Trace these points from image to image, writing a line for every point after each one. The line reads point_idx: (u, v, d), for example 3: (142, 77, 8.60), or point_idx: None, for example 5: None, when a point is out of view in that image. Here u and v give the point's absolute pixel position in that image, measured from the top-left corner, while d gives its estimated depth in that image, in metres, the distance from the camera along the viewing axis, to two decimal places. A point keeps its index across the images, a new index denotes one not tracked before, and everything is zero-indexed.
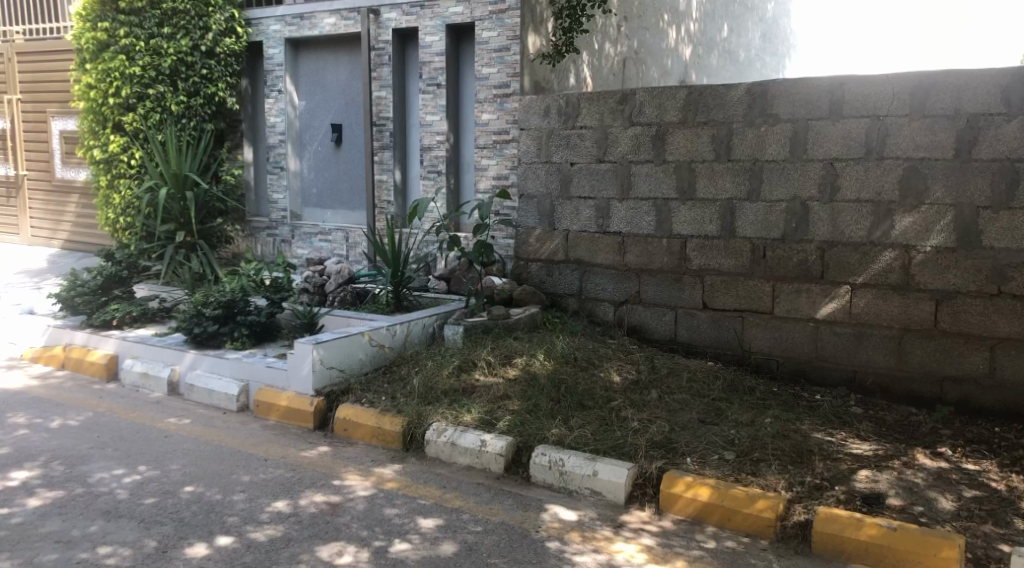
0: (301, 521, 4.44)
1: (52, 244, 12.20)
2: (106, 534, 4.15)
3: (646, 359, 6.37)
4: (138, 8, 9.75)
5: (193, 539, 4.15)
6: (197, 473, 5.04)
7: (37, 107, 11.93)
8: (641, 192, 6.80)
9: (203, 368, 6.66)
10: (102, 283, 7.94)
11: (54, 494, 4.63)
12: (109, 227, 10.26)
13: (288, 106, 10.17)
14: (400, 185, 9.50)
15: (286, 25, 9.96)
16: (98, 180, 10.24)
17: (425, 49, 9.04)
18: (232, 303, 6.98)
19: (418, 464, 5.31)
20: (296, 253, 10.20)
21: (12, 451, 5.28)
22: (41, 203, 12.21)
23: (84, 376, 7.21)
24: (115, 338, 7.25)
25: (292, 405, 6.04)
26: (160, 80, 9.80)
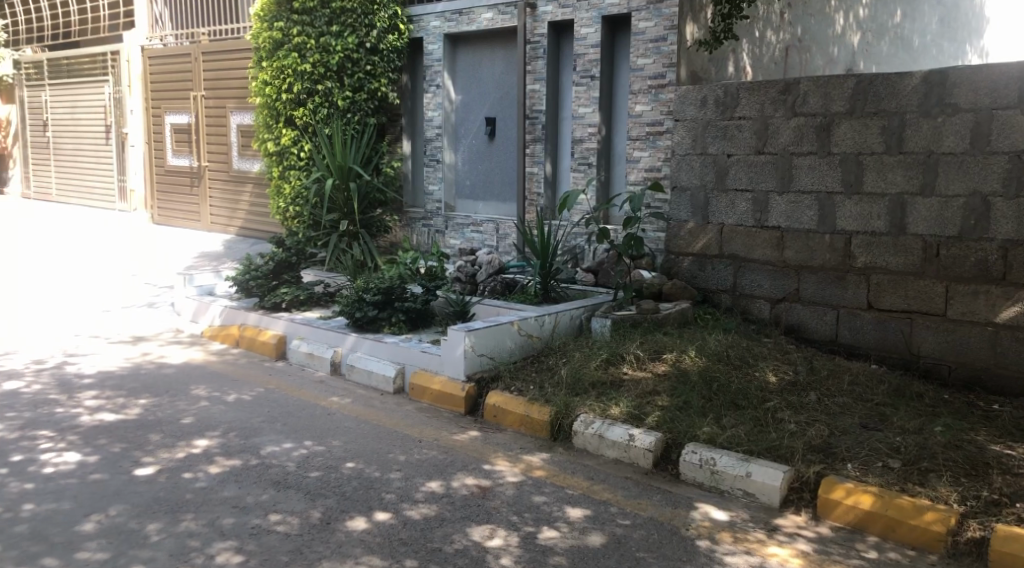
0: (453, 502, 4.57)
1: (228, 230, 13.05)
2: (276, 503, 4.42)
3: (804, 360, 6.14)
4: (310, 8, 10.28)
5: (353, 513, 4.36)
6: (357, 450, 5.28)
7: (218, 102, 12.80)
8: (803, 185, 6.56)
9: (363, 350, 6.97)
10: (273, 268, 8.45)
11: (231, 462, 4.98)
12: (279, 216, 10.86)
13: (445, 100, 10.44)
14: (550, 176, 9.56)
15: (445, 21, 10.24)
16: (271, 172, 10.86)
17: (580, 41, 9.04)
18: (391, 290, 7.26)
19: (566, 454, 5.35)
20: (449, 243, 10.47)
21: (195, 420, 5.72)
22: (220, 192, 13.09)
23: (256, 354, 7.69)
24: (284, 320, 7.72)
25: (444, 389, 6.22)
26: (328, 76, 10.27)
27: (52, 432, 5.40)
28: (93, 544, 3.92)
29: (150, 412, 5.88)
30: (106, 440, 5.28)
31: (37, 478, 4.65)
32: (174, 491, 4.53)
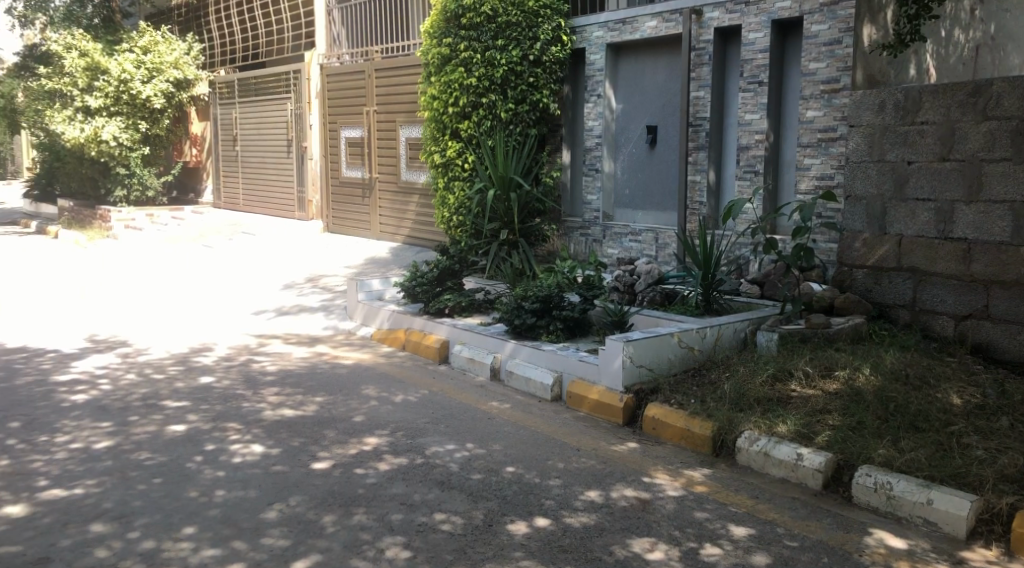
0: (614, 513, 4.54)
1: (396, 238, 13.57)
2: (441, 503, 4.55)
3: (993, 383, 5.70)
4: (477, 23, 10.54)
5: (515, 517, 4.42)
6: (517, 455, 5.36)
7: (388, 117, 13.37)
8: (994, 194, 6.10)
9: (522, 357, 7.07)
10: (437, 275, 8.71)
11: (398, 460, 5.17)
12: (443, 225, 11.20)
13: (606, 109, 10.44)
14: (713, 185, 9.35)
15: (608, 31, 10.24)
16: (437, 183, 11.22)
17: (748, 46, 8.81)
18: (549, 298, 7.32)
19: (729, 471, 5.21)
20: (608, 253, 10.45)
21: (365, 419, 5.98)
22: (388, 202, 13.64)
23: (420, 357, 7.96)
24: (446, 325, 7.96)
25: (602, 399, 6.20)
26: (492, 90, 10.50)
27: (239, 424, 5.79)
28: (276, 531, 4.17)
29: (325, 409, 6.20)
30: (286, 434, 5.62)
31: (227, 466, 5.01)
32: (347, 486, 4.76)
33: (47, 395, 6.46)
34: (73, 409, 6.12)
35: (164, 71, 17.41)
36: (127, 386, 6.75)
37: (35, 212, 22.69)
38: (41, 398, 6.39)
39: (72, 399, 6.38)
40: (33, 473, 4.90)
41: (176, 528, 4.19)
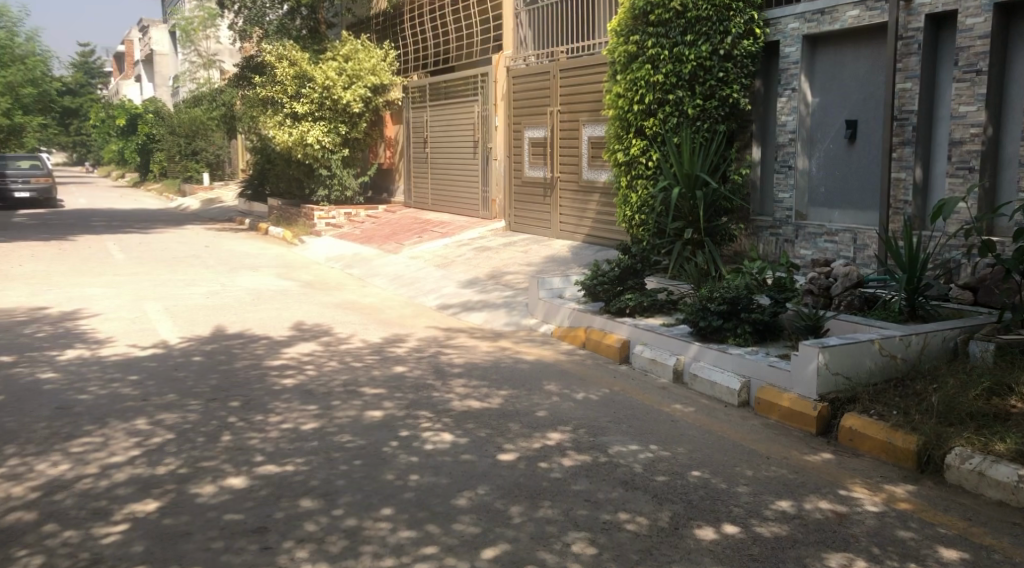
0: (807, 524, 4.34)
1: (576, 237, 13.60)
2: (626, 502, 4.52)
3: None
4: (665, 19, 10.36)
5: (702, 522, 4.32)
6: (703, 459, 5.23)
7: (573, 116, 13.46)
8: None
9: (707, 360, 6.89)
10: (619, 273, 8.66)
11: (582, 457, 5.18)
12: (626, 224, 11.13)
13: (801, 104, 10.00)
14: (921, 183, 8.73)
15: (805, 22, 9.80)
16: (620, 181, 11.17)
17: (965, 33, 8.17)
18: (736, 300, 7.09)
19: (936, 489, 4.85)
20: (800, 254, 10.03)
21: (548, 414, 6.04)
22: (569, 201, 13.70)
23: (601, 356, 7.94)
24: (628, 324, 7.90)
25: (794, 407, 5.93)
26: (679, 86, 10.31)
27: (430, 413, 6.02)
28: (466, 518, 4.30)
29: (509, 402, 6.33)
30: (474, 424, 5.77)
31: (419, 453, 5.22)
32: (533, 478, 4.83)
33: (261, 378, 7.00)
34: (283, 392, 6.58)
35: (363, 77, 18.36)
36: (328, 372, 7.19)
37: (247, 210, 24.63)
38: (255, 380, 6.92)
39: (282, 382, 6.87)
40: (250, 449, 5.32)
41: (375, 508, 4.42)
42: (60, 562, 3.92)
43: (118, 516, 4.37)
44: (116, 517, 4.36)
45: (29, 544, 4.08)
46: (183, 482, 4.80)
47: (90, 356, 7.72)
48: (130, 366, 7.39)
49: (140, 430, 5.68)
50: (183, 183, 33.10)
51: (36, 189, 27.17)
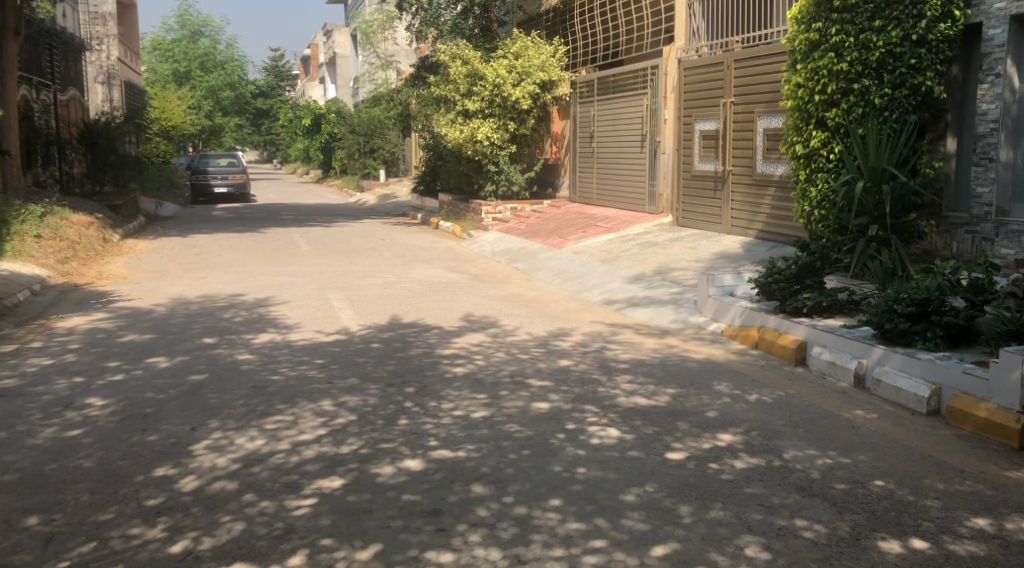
0: (1007, 545, 4.02)
1: (748, 233, 13.18)
2: (802, 509, 4.35)
3: None
4: (852, 5, 9.80)
5: (887, 535, 4.09)
6: (888, 469, 4.95)
7: (747, 108, 13.06)
8: None
9: (893, 365, 6.50)
10: (796, 272, 8.34)
11: (755, 460, 5.03)
12: (803, 219, 10.70)
13: (1006, 90, 9.21)
14: None
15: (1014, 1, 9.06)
16: (798, 174, 10.75)
17: None
18: (927, 301, 6.67)
19: None
20: (1000, 253, 9.34)
21: (719, 415, 5.90)
22: (742, 196, 13.31)
23: (775, 357, 7.67)
24: (805, 325, 7.58)
25: (993, 419, 5.49)
26: (867, 74, 9.75)
27: (597, 407, 6.03)
28: (635, 514, 4.27)
29: (678, 400, 6.24)
30: (641, 421, 5.73)
31: (587, 446, 5.24)
32: (703, 479, 4.74)
33: (433, 366, 7.25)
34: (455, 380, 6.79)
35: (532, 73, 18.52)
36: (497, 363, 7.34)
37: (419, 205, 25.55)
38: (428, 368, 7.18)
39: (453, 371, 7.08)
40: (425, 433, 5.52)
41: (545, 498, 4.47)
42: (258, 529, 4.22)
43: (307, 490, 4.66)
44: (305, 491, 4.65)
45: (231, 511, 4.42)
46: (365, 462, 5.05)
47: (280, 340, 8.26)
48: (315, 350, 7.85)
49: (325, 411, 6.03)
50: (362, 179, 34.74)
51: (233, 185, 29.30)
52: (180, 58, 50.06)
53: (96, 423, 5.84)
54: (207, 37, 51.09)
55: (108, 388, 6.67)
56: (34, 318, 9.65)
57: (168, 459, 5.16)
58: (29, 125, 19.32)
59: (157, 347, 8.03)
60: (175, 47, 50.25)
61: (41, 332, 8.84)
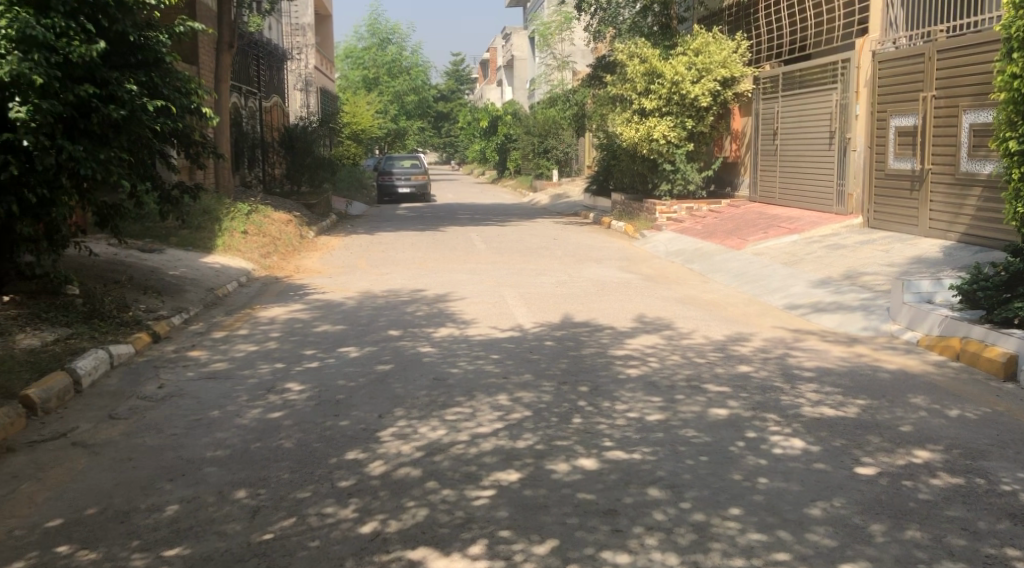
0: None
1: (948, 236, 12.28)
2: (1013, 537, 3.99)
3: None
4: None
5: None
6: None
7: (950, 102, 12.17)
8: None
9: None
10: (1006, 279, 7.70)
11: (956, 480, 4.68)
12: (1016, 221, 9.88)
13: None
14: None
15: None
16: (1010, 173, 9.92)
17: None
18: None
19: None
20: None
21: (913, 430, 5.53)
22: (942, 196, 12.42)
23: (980, 370, 7.09)
24: (1016, 338, 6.99)
25: None
26: None
27: (779, 416, 5.80)
28: (822, 529, 4.08)
29: (868, 412, 5.90)
30: (827, 433, 5.46)
31: (769, 456, 5.06)
32: (897, 497, 4.45)
33: (607, 366, 7.24)
34: (629, 381, 6.75)
35: (713, 69, 18.04)
36: (673, 366, 7.24)
37: (592, 204, 25.61)
38: (602, 368, 7.18)
39: (627, 372, 7.04)
40: (600, 433, 5.52)
41: (724, 507, 4.36)
42: (440, 516, 4.37)
43: (486, 482, 4.78)
44: (484, 483, 4.77)
45: (415, 497, 4.60)
46: (541, 457, 5.12)
47: (459, 335, 8.53)
48: (493, 346, 8.03)
49: (502, 405, 6.16)
50: (536, 179, 35.24)
51: (416, 185, 30.49)
52: (370, 65, 52.79)
53: (294, 406, 6.25)
54: (395, 44, 53.49)
55: (305, 374, 7.12)
56: (240, 308, 10.47)
57: (358, 444, 5.44)
58: (238, 130, 20.97)
59: (347, 337, 8.49)
60: (366, 55, 53.02)
61: (247, 321, 9.57)
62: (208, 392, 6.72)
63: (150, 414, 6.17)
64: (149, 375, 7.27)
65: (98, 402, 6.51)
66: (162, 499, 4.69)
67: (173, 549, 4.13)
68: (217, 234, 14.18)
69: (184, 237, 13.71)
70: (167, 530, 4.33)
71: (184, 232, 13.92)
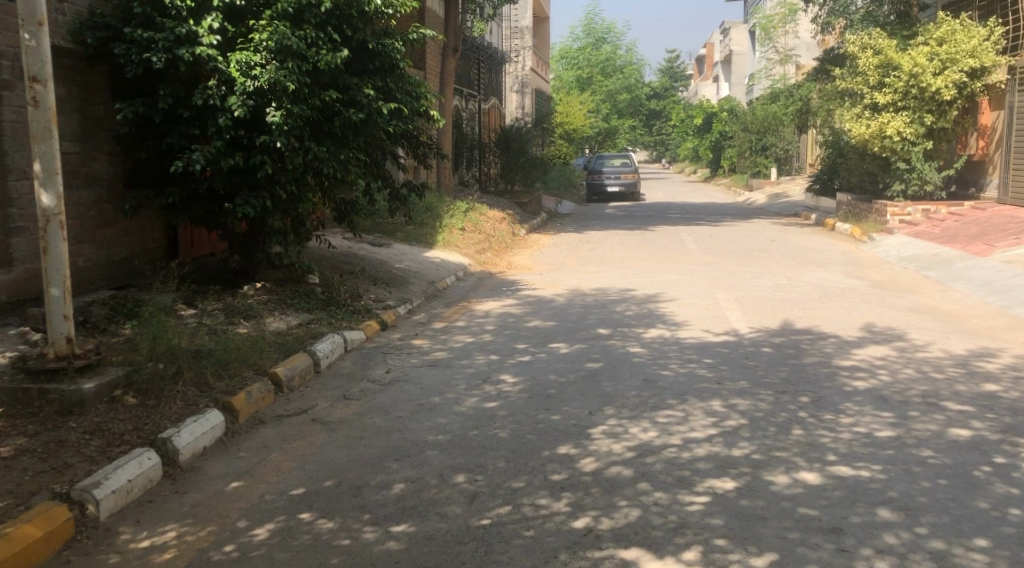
0: None
1: None
2: None
3: None
4: None
5: None
6: None
7: None
8: None
9: None
10: None
11: None
12: None
13: None
14: None
15: None
16: None
17: None
18: None
19: None
20: None
21: None
22: None
23: None
24: None
25: None
26: None
27: None
28: None
29: None
30: None
31: (1021, 485, 4.59)
32: None
33: (831, 377, 6.86)
34: (856, 394, 6.36)
35: (961, 60, 16.53)
36: (906, 380, 6.73)
37: (814, 205, 24.36)
38: (825, 379, 6.80)
39: (853, 384, 6.64)
40: (823, 447, 5.25)
41: (968, 536, 4.01)
42: (653, 518, 4.34)
43: (700, 488, 4.69)
44: (699, 488, 4.68)
45: (628, 497, 4.60)
46: (758, 467, 4.94)
47: (671, 337, 8.40)
48: (706, 349, 7.86)
49: (716, 411, 6.00)
50: (752, 177, 34.00)
51: (625, 185, 30.34)
52: (584, 65, 53.25)
53: (509, 397, 6.44)
54: (610, 44, 53.67)
55: (518, 368, 7.31)
56: (458, 301, 10.92)
57: (570, 439, 5.52)
58: (459, 132, 21.85)
59: (558, 334, 8.61)
60: (580, 55, 53.62)
61: (464, 313, 9.96)
62: (429, 378, 7.07)
63: (378, 397, 6.59)
64: (377, 360, 7.76)
65: (333, 383, 7.03)
66: (389, 477, 4.99)
67: (400, 525, 4.38)
68: (438, 231, 14.88)
69: (408, 233, 14.50)
70: (394, 507, 4.60)
71: (409, 228, 14.73)
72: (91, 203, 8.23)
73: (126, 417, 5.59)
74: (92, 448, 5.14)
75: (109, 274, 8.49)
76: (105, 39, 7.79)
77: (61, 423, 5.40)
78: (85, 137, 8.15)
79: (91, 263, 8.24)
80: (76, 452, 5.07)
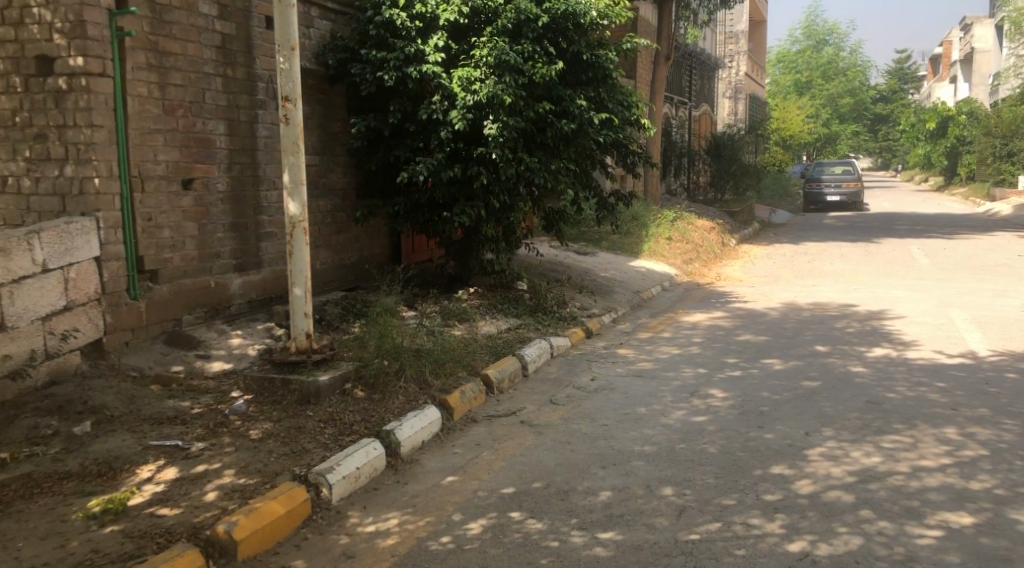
0: None
1: None
2: None
3: None
4: None
5: None
6: None
7: None
8: None
9: None
10: None
11: None
12: None
13: None
14: None
15: None
16: None
17: None
18: None
19: None
20: None
21: None
22: None
23: None
24: None
25: None
26: None
27: None
28: None
29: None
30: None
31: None
32: None
33: None
34: None
35: None
36: None
37: None
38: None
39: None
40: None
41: None
42: (877, 549, 4.09)
43: (932, 520, 4.36)
44: (930, 521, 4.35)
45: (848, 524, 4.36)
46: (1001, 504, 4.52)
47: (898, 357, 7.86)
48: (937, 372, 7.28)
49: (950, 439, 5.55)
50: (994, 186, 31.09)
51: (846, 194, 28.75)
52: (804, 68, 50.97)
53: (718, 412, 6.29)
54: (832, 45, 51.02)
55: (728, 383, 7.12)
56: (665, 311, 10.82)
57: (784, 459, 5.31)
58: (668, 140, 21.64)
59: (772, 349, 8.31)
60: (799, 58, 51.37)
61: (670, 324, 9.85)
62: (636, 388, 7.06)
63: (584, 404, 6.66)
64: (583, 367, 7.86)
65: (541, 387, 7.19)
66: (597, 484, 5.03)
67: (608, 532, 4.41)
68: (645, 241, 14.82)
69: (615, 243, 14.55)
70: (602, 513, 4.64)
71: (616, 237, 14.78)
72: (328, 211, 8.92)
73: (355, 408, 6.02)
74: (326, 436, 5.56)
75: (341, 276, 9.16)
76: (344, 59, 8.45)
77: (299, 411, 5.90)
78: (325, 150, 8.84)
79: (326, 266, 8.93)
80: (313, 438, 5.52)
